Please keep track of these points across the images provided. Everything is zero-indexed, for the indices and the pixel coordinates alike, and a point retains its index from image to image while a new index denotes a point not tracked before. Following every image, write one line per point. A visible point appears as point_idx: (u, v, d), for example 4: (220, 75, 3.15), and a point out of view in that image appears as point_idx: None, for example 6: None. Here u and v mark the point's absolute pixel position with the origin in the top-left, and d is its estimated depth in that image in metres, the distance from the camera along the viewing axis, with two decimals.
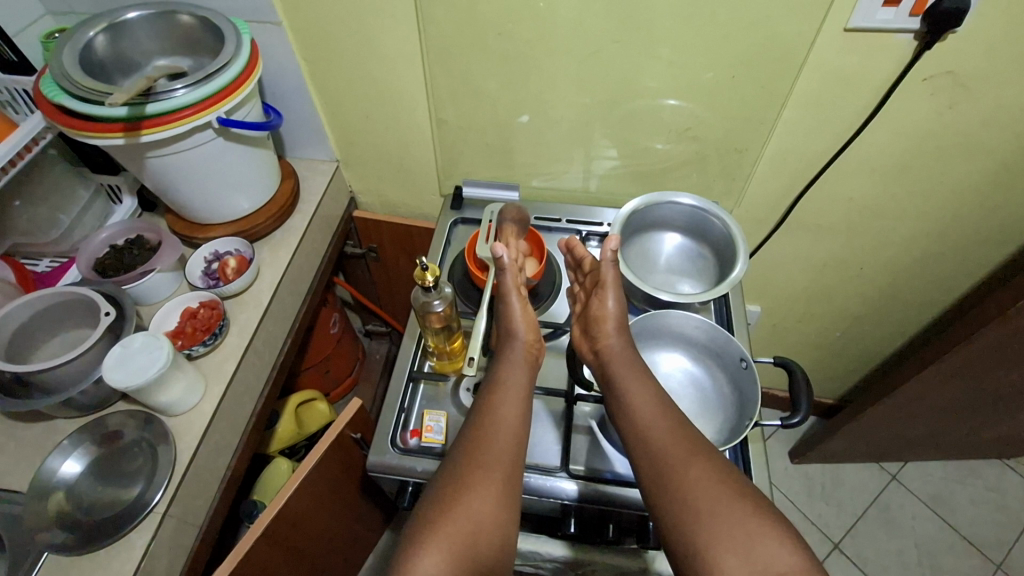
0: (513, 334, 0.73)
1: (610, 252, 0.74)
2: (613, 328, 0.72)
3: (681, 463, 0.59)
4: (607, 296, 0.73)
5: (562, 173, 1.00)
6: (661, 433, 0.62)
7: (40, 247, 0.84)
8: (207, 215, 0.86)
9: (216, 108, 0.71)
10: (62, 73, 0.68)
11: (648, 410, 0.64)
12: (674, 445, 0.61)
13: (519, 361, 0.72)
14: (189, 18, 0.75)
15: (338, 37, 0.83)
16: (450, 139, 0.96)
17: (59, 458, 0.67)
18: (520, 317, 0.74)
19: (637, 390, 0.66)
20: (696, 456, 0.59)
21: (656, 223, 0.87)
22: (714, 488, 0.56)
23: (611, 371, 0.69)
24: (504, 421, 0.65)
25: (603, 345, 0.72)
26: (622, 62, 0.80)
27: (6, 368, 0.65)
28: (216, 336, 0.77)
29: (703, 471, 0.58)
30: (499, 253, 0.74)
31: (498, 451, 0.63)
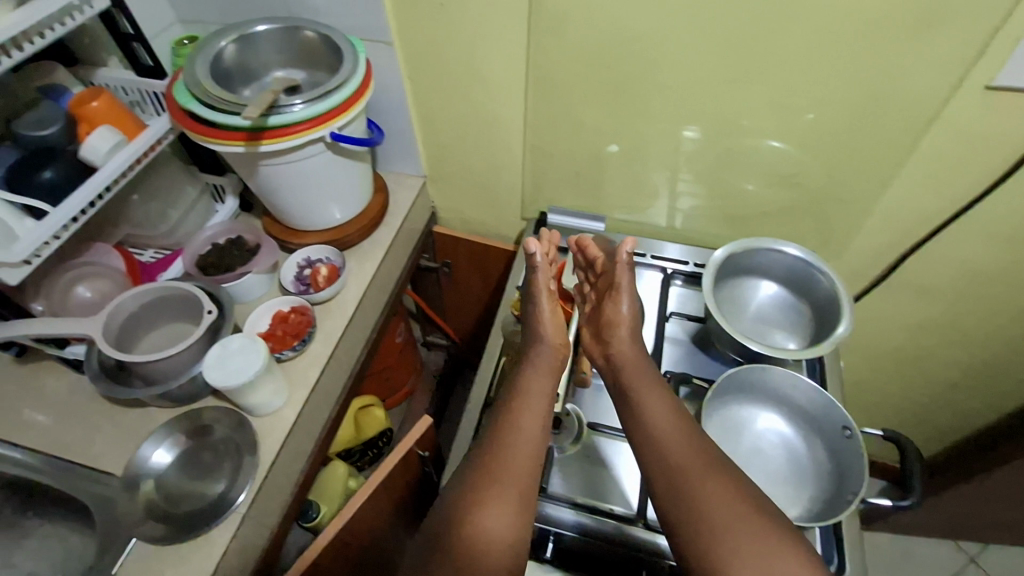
0: (540, 336, 0.73)
1: (624, 254, 0.73)
2: (626, 334, 0.72)
3: (697, 477, 0.55)
4: (620, 300, 0.73)
5: (650, 207, 0.98)
6: (675, 444, 0.59)
7: (150, 240, 0.89)
8: (303, 221, 0.89)
9: (329, 124, 0.73)
10: (193, 81, 0.72)
11: (662, 420, 0.61)
12: (689, 458, 0.57)
13: (541, 370, 0.70)
14: (312, 34, 0.77)
15: (446, 59, 0.84)
16: (540, 165, 0.96)
17: (152, 447, 0.71)
18: (549, 320, 0.74)
19: (652, 400, 0.64)
20: (714, 470, 0.56)
21: (753, 269, 0.83)
22: (731, 504, 0.53)
23: (624, 380, 0.67)
24: (522, 427, 0.64)
25: (618, 353, 0.70)
26: (733, 103, 0.78)
27: (114, 355, 0.68)
28: (304, 342, 0.79)
29: (722, 487, 0.54)
30: (532, 250, 0.74)
31: (513, 457, 0.61)
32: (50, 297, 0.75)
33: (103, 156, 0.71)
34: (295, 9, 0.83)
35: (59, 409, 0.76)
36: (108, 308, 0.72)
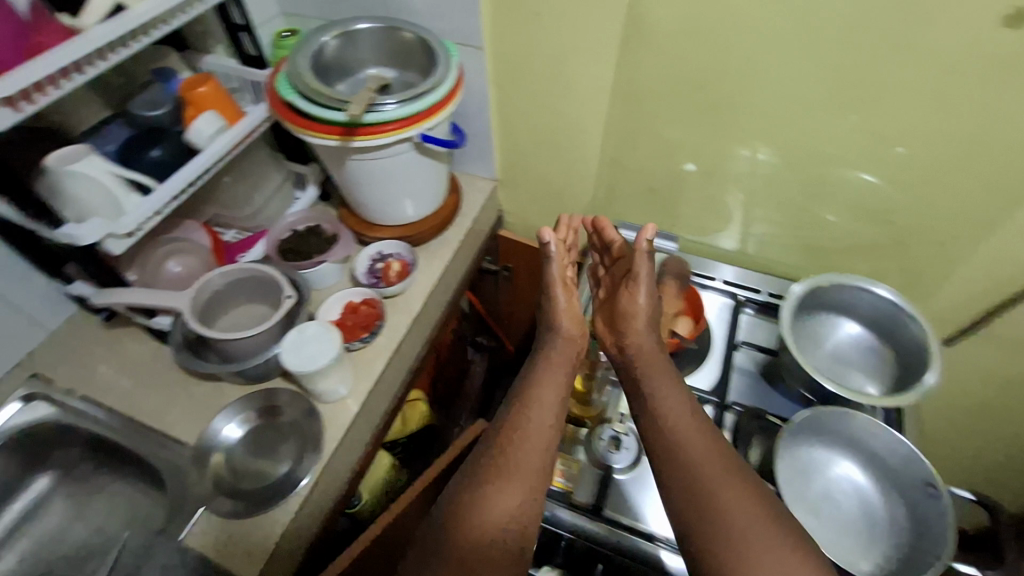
0: (553, 326, 0.69)
1: (645, 241, 0.65)
2: (642, 325, 0.66)
3: (716, 492, 0.50)
4: (639, 290, 0.66)
5: (724, 231, 0.96)
6: (698, 454, 0.53)
7: (233, 221, 0.93)
8: (378, 215, 0.91)
9: (419, 124, 0.74)
10: (296, 74, 0.74)
11: (682, 426, 0.55)
12: (713, 471, 0.51)
13: (549, 369, 0.65)
14: (410, 36, 0.79)
15: (536, 67, 0.84)
16: (616, 179, 0.95)
17: (223, 421, 0.74)
18: (562, 312, 0.70)
19: (672, 404, 0.58)
20: (736, 485, 0.50)
21: (837, 306, 0.80)
22: (757, 524, 0.47)
23: (640, 379, 0.61)
24: (528, 426, 0.59)
25: (634, 348, 0.64)
26: (829, 133, 0.76)
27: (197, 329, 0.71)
28: (373, 335, 0.82)
29: (748, 506, 0.48)
30: (546, 239, 0.71)
31: (518, 459, 0.57)
32: (143, 270, 0.79)
33: (206, 139, 0.74)
34: (393, 9, 0.85)
35: (140, 373, 0.81)
36: (197, 284, 0.75)
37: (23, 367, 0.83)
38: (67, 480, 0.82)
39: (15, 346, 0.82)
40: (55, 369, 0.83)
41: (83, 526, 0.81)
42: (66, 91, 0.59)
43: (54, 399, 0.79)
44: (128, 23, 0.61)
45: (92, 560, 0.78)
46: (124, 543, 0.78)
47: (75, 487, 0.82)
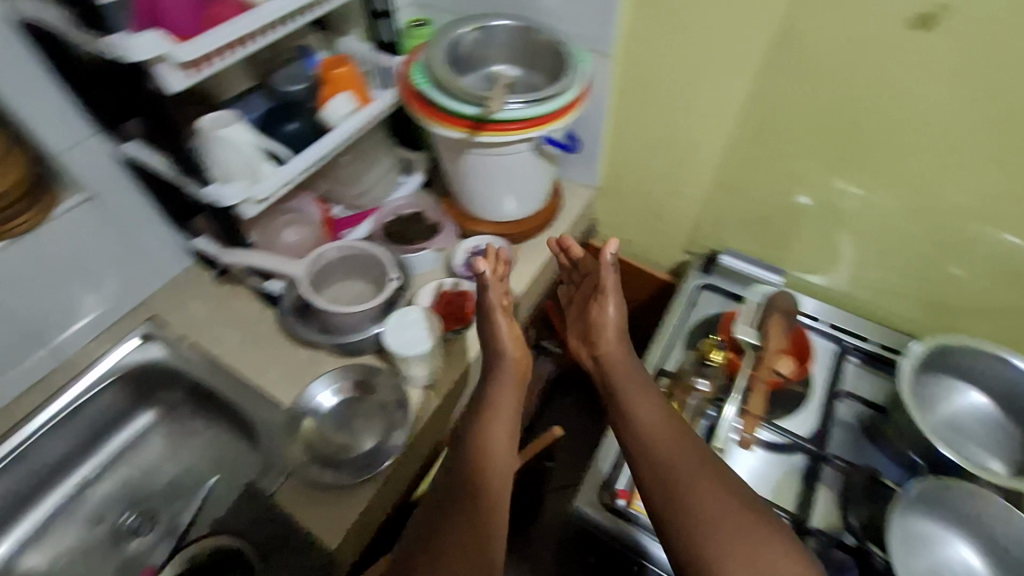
0: (499, 351, 0.70)
1: (608, 256, 0.75)
2: (614, 336, 0.74)
3: (682, 475, 0.57)
4: (607, 303, 0.75)
5: (831, 269, 0.93)
6: (664, 444, 0.61)
7: (344, 198, 0.96)
8: (482, 210, 0.92)
9: (546, 126, 0.74)
10: (431, 65, 0.76)
11: (651, 421, 0.63)
12: (678, 456, 0.59)
13: (506, 382, 0.69)
14: (546, 39, 0.80)
15: (663, 82, 0.83)
16: (724, 203, 0.92)
17: (316, 389, 0.77)
18: (507, 334, 0.71)
19: (641, 403, 0.66)
20: (699, 468, 0.58)
21: (965, 372, 0.74)
22: (721, 499, 0.55)
23: (615, 384, 0.69)
24: (495, 435, 0.63)
25: (607, 358, 0.72)
26: (974, 182, 0.72)
27: (301, 289, 0.78)
28: (466, 327, 0.82)
29: (709, 488, 0.55)
30: (481, 269, 0.72)
31: (488, 467, 0.61)
32: (264, 235, 0.84)
33: (340, 118, 0.78)
34: (528, 10, 0.85)
35: (246, 332, 0.86)
36: (312, 255, 0.80)
37: (142, 309, 0.89)
38: (166, 420, 0.89)
39: (139, 289, 0.89)
40: (170, 316, 0.89)
41: (175, 464, 0.87)
42: (230, 60, 0.62)
43: (168, 343, 0.85)
44: (293, 2, 0.64)
45: (182, 496, 0.84)
46: (211, 486, 0.83)
47: (173, 427, 0.88)
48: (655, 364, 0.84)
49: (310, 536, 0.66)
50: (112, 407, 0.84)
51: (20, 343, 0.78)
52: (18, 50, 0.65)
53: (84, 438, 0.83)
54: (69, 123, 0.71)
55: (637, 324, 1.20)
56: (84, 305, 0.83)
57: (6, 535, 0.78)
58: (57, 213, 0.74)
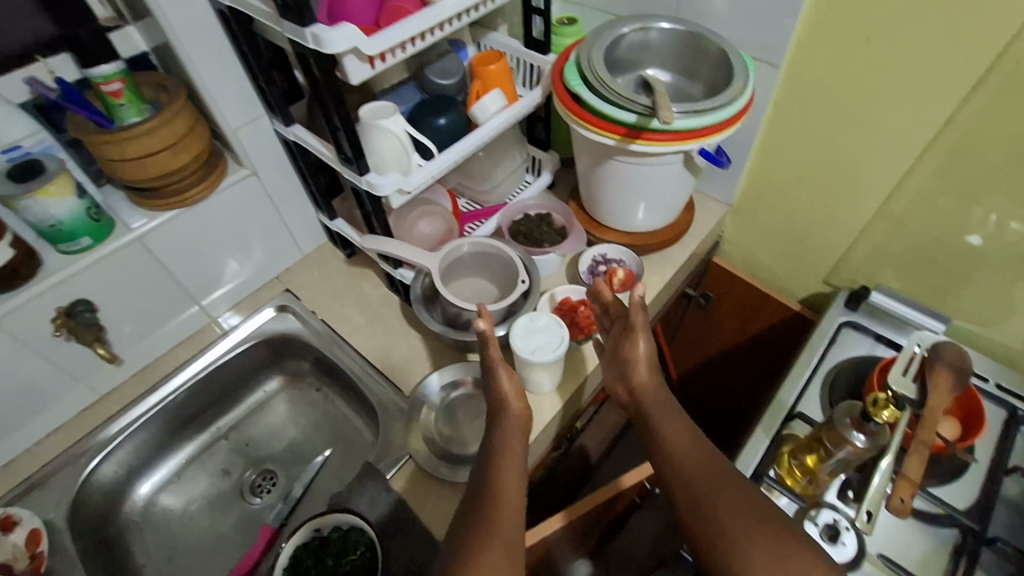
0: (504, 404, 0.66)
1: (637, 296, 0.69)
2: (644, 371, 0.70)
3: (720, 509, 0.55)
4: (638, 339, 0.70)
5: (1003, 321, 0.82)
6: (694, 471, 0.59)
7: (471, 191, 0.98)
8: (614, 218, 0.89)
9: (705, 139, 0.70)
10: (588, 64, 0.74)
11: (681, 448, 0.61)
12: (706, 481, 0.57)
13: (513, 432, 0.64)
14: (714, 47, 0.76)
15: (835, 98, 0.76)
16: (882, 233, 0.85)
17: (434, 379, 0.78)
18: (510, 390, 0.67)
19: (671, 431, 0.64)
20: (736, 501, 0.55)
21: None
22: (748, 525, 0.53)
23: (647, 415, 0.67)
24: (508, 475, 0.59)
25: (640, 388, 0.69)
26: None
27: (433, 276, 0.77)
28: (587, 339, 0.81)
29: (745, 520, 0.53)
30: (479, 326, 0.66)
31: (506, 496, 0.57)
32: (400, 224, 0.85)
33: (488, 116, 0.78)
34: (692, 13, 0.81)
35: (372, 314, 0.88)
36: (446, 247, 0.80)
37: (279, 281, 0.95)
38: (291, 387, 0.94)
39: (278, 262, 0.94)
40: (303, 290, 0.93)
41: (296, 429, 0.92)
42: (404, 55, 0.63)
43: (301, 316, 0.90)
44: None
45: (300, 461, 0.89)
46: (327, 456, 0.87)
47: (295, 394, 0.94)
48: (789, 403, 0.79)
49: (425, 526, 0.67)
50: (246, 369, 0.91)
51: (178, 303, 0.84)
52: (214, 32, 0.68)
53: (221, 394, 0.90)
54: (246, 103, 0.75)
55: (751, 350, 1.13)
56: (226, 273, 0.88)
57: (149, 475, 0.85)
58: (227, 183, 0.80)
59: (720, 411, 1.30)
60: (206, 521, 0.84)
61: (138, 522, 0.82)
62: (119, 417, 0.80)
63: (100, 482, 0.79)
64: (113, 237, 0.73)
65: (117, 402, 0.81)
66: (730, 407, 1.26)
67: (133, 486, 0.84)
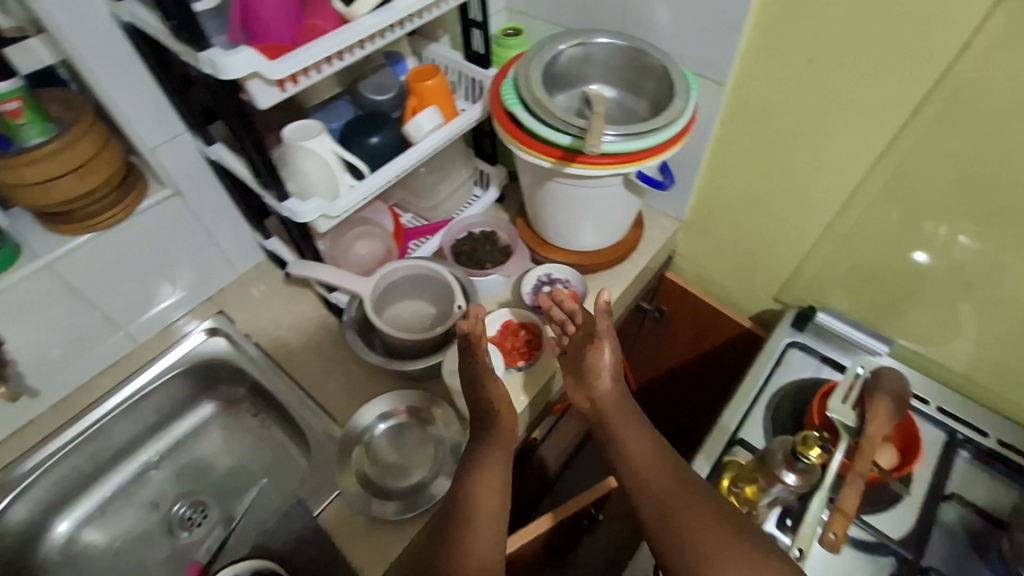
0: (485, 416, 0.65)
1: (602, 302, 0.68)
2: (606, 378, 0.69)
3: (675, 506, 0.57)
4: (603, 348, 0.69)
5: (944, 341, 0.82)
6: (656, 479, 0.60)
7: (415, 207, 0.95)
8: (560, 239, 0.87)
9: (642, 162, 0.68)
10: (524, 83, 0.71)
11: (648, 461, 0.62)
12: (671, 492, 0.59)
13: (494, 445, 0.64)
14: (655, 62, 0.74)
15: (778, 119, 0.75)
16: (827, 253, 0.84)
17: (370, 414, 0.74)
18: (498, 393, 0.66)
19: (633, 439, 0.65)
20: (689, 497, 0.58)
21: None
22: (702, 521, 0.55)
23: (610, 425, 0.67)
24: (484, 490, 0.59)
25: (602, 397, 0.68)
26: None
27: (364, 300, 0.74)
28: (529, 364, 0.77)
29: (696, 515, 0.56)
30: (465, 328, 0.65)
31: (481, 514, 0.58)
32: (335, 247, 0.82)
33: (423, 134, 0.74)
34: (637, 27, 0.79)
35: (307, 338, 0.85)
36: (381, 272, 0.77)
37: (212, 302, 0.91)
38: (225, 413, 0.91)
39: (211, 282, 0.90)
40: (237, 312, 0.89)
41: (230, 458, 0.88)
42: (320, 76, 0.59)
43: (233, 339, 0.86)
44: (390, 16, 0.60)
45: (233, 492, 0.85)
46: (260, 487, 0.84)
47: (229, 421, 0.90)
48: (732, 429, 0.77)
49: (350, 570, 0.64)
50: (177, 396, 0.87)
51: (99, 328, 0.79)
52: (122, 46, 0.64)
53: (151, 421, 0.86)
54: (164, 120, 0.71)
55: (707, 364, 1.12)
56: (152, 296, 0.83)
57: (68, 511, 0.81)
58: (145, 205, 0.76)
59: (678, 424, 1.28)
60: (131, 558, 0.80)
61: (56, 561, 0.78)
62: (33, 452, 0.76)
63: (11, 522, 0.74)
64: (17, 264, 0.68)
65: (32, 436, 0.77)
66: (687, 420, 1.25)
67: (50, 523, 0.79)
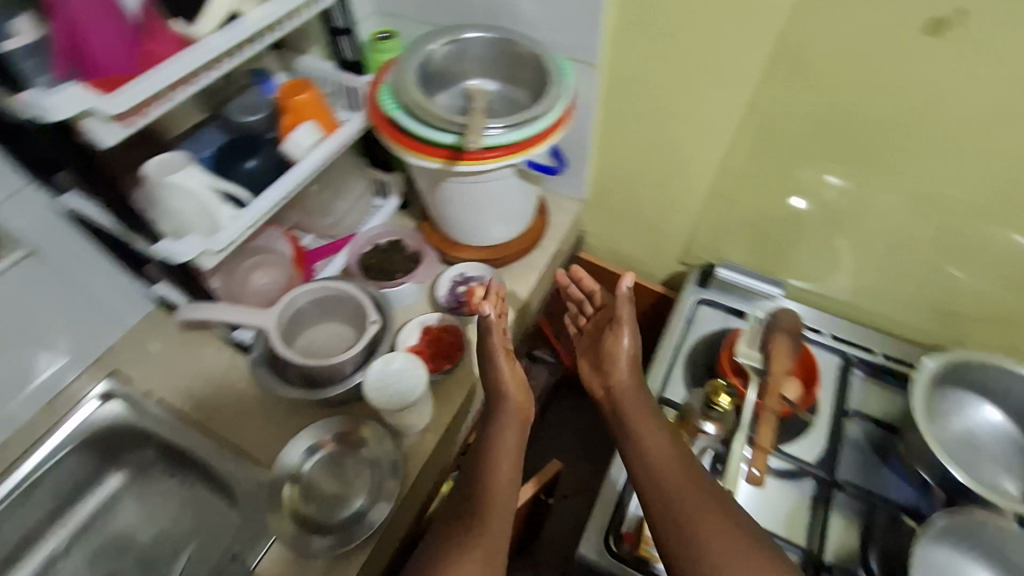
0: (502, 393, 0.66)
1: (624, 289, 0.70)
2: (625, 366, 0.70)
3: (696, 513, 0.53)
4: (622, 333, 0.71)
5: (827, 275, 0.90)
6: (672, 476, 0.57)
7: (313, 227, 0.90)
8: (467, 237, 0.86)
9: (527, 151, 0.68)
10: (400, 87, 0.70)
11: (663, 455, 0.59)
12: (691, 493, 0.55)
13: (509, 423, 0.64)
14: (526, 50, 0.75)
15: (650, 92, 0.78)
16: (718, 211, 0.90)
17: (295, 450, 0.70)
18: (510, 377, 0.68)
19: (649, 431, 0.63)
20: (711, 503, 0.54)
21: (982, 390, 0.75)
22: (722, 525, 0.52)
23: (625, 415, 0.66)
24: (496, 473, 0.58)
25: (619, 386, 0.69)
26: (973, 186, 0.70)
27: (269, 334, 0.71)
28: (455, 366, 0.77)
29: (718, 524, 0.52)
30: (484, 309, 0.68)
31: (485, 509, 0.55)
32: (230, 282, 0.78)
33: (303, 151, 0.71)
34: (507, 19, 0.79)
35: (216, 384, 0.79)
36: (282, 301, 0.73)
37: (101, 365, 0.82)
38: (136, 481, 0.83)
39: (95, 343, 0.82)
40: (132, 371, 0.82)
41: (150, 528, 0.81)
42: (172, 105, 0.55)
43: (132, 400, 0.79)
44: (239, 32, 0.57)
45: (159, 564, 0.78)
46: (190, 552, 0.78)
47: (143, 489, 0.83)
48: (657, 391, 0.81)
49: None
50: (76, 473, 0.78)
51: None
52: None
53: (48, 508, 0.77)
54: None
55: None
56: (24, 370, 0.74)
57: None
58: None
59: None
60: None
61: None
62: None
63: None
64: None
65: None
66: None
67: None
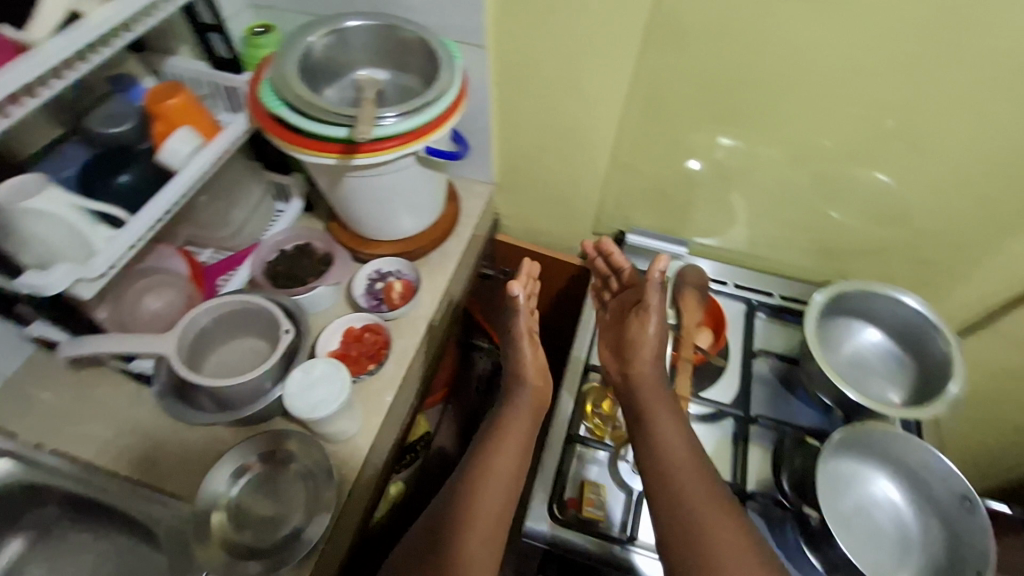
0: (522, 378, 0.73)
1: (657, 272, 0.71)
2: (648, 354, 0.70)
3: (685, 489, 0.58)
4: (648, 321, 0.71)
5: (726, 230, 0.96)
6: (671, 453, 0.61)
7: (210, 241, 0.84)
8: (377, 232, 0.84)
9: (425, 138, 0.67)
10: (282, 83, 0.66)
11: (669, 435, 0.63)
12: (687, 470, 0.59)
13: (521, 410, 0.70)
14: (412, 36, 0.73)
15: (541, 69, 0.79)
16: (622, 180, 0.93)
17: (217, 476, 0.66)
18: (531, 361, 0.75)
19: (661, 414, 0.65)
20: (703, 479, 0.59)
21: (866, 315, 0.84)
22: (707, 501, 0.57)
23: (636, 397, 0.68)
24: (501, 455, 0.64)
25: (635, 371, 0.70)
26: (836, 132, 0.77)
27: (172, 359, 0.65)
28: (381, 365, 0.76)
29: (708, 501, 0.56)
30: (515, 293, 0.74)
31: (487, 490, 0.61)
32: (119, 310, 0.72)
33: (183, 159, 0.66)
34: (389, 4, 0.77)
35: (121, 422, 0.73)
36: (183, 322, 0.68)
37: None
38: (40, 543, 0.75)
39: None
40: (17, 423, 0.73)
41: None
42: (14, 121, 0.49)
43: None
44: (83, 36, 0.51)
45: None
46: None
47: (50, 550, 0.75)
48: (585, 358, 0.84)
49: None
50: None
51: None
52: None
53: None
54: None
55: (559, 309, 1.19)
56: None
57: None
58: None
59: None
60: None
61: None
62: None
63: None
64: None
65: None
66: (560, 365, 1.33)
67: None
